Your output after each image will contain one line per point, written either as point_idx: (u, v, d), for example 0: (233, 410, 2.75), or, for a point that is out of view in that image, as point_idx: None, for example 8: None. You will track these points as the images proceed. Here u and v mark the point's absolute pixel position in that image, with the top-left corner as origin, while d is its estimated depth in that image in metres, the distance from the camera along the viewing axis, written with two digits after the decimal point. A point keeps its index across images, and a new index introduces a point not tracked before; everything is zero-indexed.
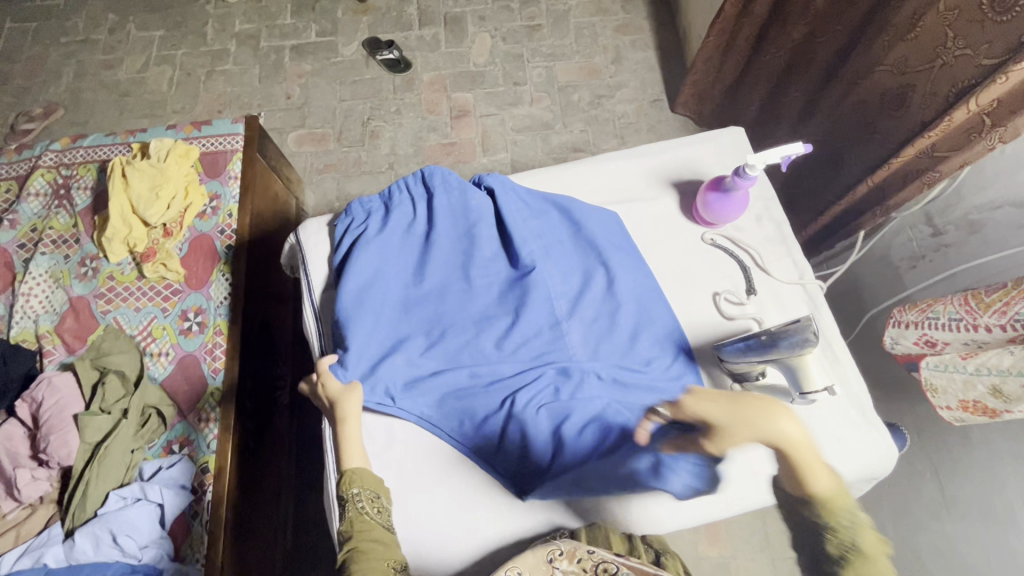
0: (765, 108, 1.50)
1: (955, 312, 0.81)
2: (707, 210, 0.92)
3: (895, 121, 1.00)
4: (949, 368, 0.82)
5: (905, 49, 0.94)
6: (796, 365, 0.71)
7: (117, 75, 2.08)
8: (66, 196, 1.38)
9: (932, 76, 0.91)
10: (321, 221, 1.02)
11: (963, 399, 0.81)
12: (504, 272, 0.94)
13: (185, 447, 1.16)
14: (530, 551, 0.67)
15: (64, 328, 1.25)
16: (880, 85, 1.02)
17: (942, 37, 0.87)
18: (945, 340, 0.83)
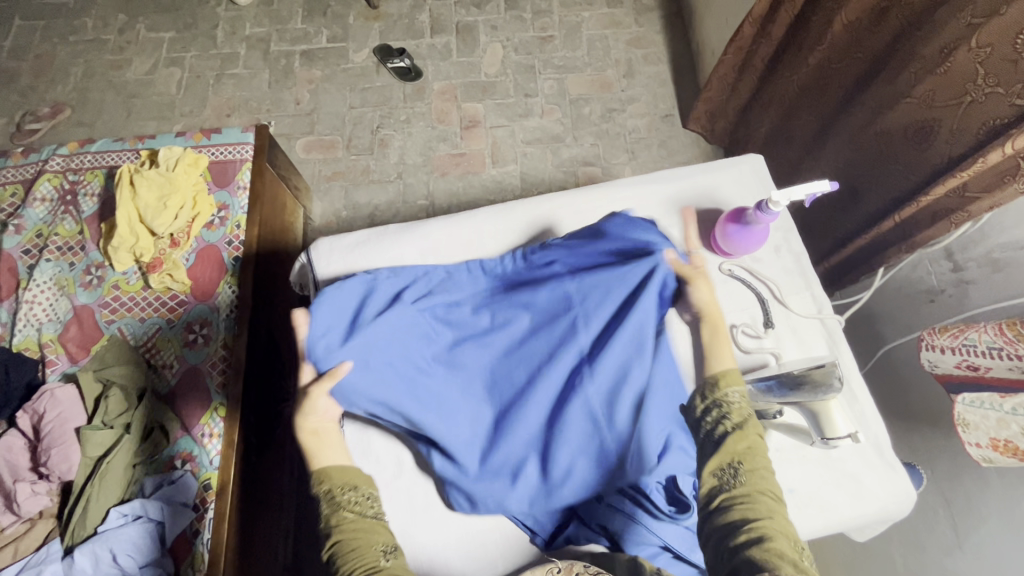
0: (775, 130, 1.49)
1: (994, 340, 0.81)
2: (727, 241, 0.90)
3: (920, 154, 0.99)
4: (983, 405, 0.81)
5: (933, 83, 0.93)
6: (819, 409, 0.75)
7: (125, 76, 2.07)
8: (73, 201, 1.37)
9: (961, 113, 0.90)
10: (333, 240, 0.98)
11: (995, 437, 0.80)
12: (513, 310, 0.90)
13: (188, 463, 1.12)
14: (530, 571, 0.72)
15: (68, 337, 1.23)
16: (905, 116, 1.01)
17: (972, 73, 0.86)
18: (987, 365, 0.82)
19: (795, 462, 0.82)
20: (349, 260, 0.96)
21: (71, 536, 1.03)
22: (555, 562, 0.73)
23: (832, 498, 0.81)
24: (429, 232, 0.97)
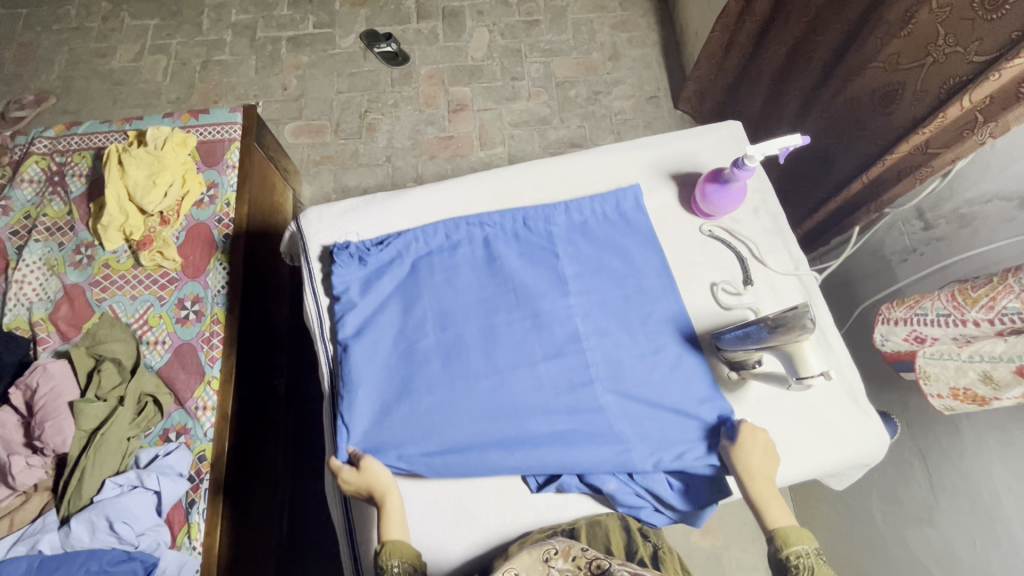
0: (766, 105, 1.51)
1: (944, 308, 0.81)
2: (717, 201, 0.92)
3: (885, 117, 1.03)
4: (943, 356, 0.81)
5: (897, 46, 0.96)
6: (794, 352, 0.71)
7: (110, 64, 2.06)
8: (60, 182, 1.37)
9: (923, 75, 0.93)
10: (322, 208, 0.98)
11: (954, 387, 0.81)
12: (521, 287, 0.89)
13: (183, 435, 1.15)
14: (526, 552, 0.67)
15: (59, 315, 1.24)
16: (870, 82, 1.04)
17: (931, 36, 0.89)
18: (935, 335, 0.83)
19: (774, 411, 0.86)
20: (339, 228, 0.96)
21: (66, 507, 1.04)
22: (552, 543, 0.68)
23: (809, 444, 0.84)
24: (416, 201, 0.97)
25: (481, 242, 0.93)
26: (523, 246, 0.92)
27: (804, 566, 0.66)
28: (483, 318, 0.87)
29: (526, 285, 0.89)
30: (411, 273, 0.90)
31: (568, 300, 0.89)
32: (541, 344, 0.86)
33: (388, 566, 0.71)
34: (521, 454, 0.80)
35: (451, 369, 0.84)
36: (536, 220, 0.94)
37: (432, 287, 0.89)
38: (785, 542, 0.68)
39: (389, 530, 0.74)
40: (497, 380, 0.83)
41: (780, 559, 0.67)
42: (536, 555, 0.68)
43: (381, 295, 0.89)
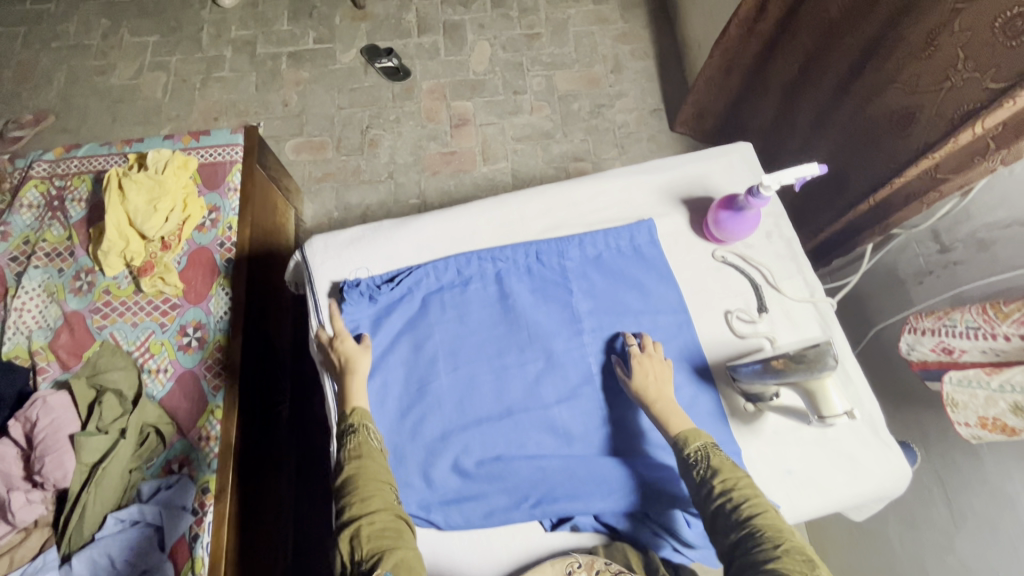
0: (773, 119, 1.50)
1: (973, 321, 0.78)
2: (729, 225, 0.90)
3: (900, 140, 1.01)
4: (971, 384, 0.78)
5: (917, 68, 0.95)
6: (814, 389, 0.69)
7: (109, 81, 2.05)
8: (60, 207, 1.35)
9: (939, 99, 0.92)
10: (327, 238, 0.95)
11: (983, 416, 0.78)
12: (532, 326, 0.89)
13: (185, 466, 1.12)
14: (551, 564, 0.76)
15: (59, 344, 1.22)
16: (889, 103, 1.02)
17: (954, 58, 0.87)
18: (963, 347, 0.80)
19: (793, 443, 0.83)
20: (344, 258, 0.94)
21: (68, 543, 1.02)
22: (575, 556, 0.76)
23: (830, 478, 0.82)
24: (423, 228, 0.95)
25: (493, 278, 0.91)
26: (536, 283, 0.91)
27: (699, 460, 0.73)
28: (494, 360, 0.87)
29: (538, 325, 0.89)
30: (422, 313, 0.90)
31: (581, 340, 0.88)
32: (554, 387, 0.86)
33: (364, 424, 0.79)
34: (537, 499, 0.81)
35: (464, 414, 0.85)
36: (550, 254, 0.92)
37: (444, 327, 0.89)
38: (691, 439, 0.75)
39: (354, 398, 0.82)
40: (510, 426, 0.84)
41: (684, 457, 0.75)
42: (559, 567, 0.76)
43: (392, 336, 0.89)
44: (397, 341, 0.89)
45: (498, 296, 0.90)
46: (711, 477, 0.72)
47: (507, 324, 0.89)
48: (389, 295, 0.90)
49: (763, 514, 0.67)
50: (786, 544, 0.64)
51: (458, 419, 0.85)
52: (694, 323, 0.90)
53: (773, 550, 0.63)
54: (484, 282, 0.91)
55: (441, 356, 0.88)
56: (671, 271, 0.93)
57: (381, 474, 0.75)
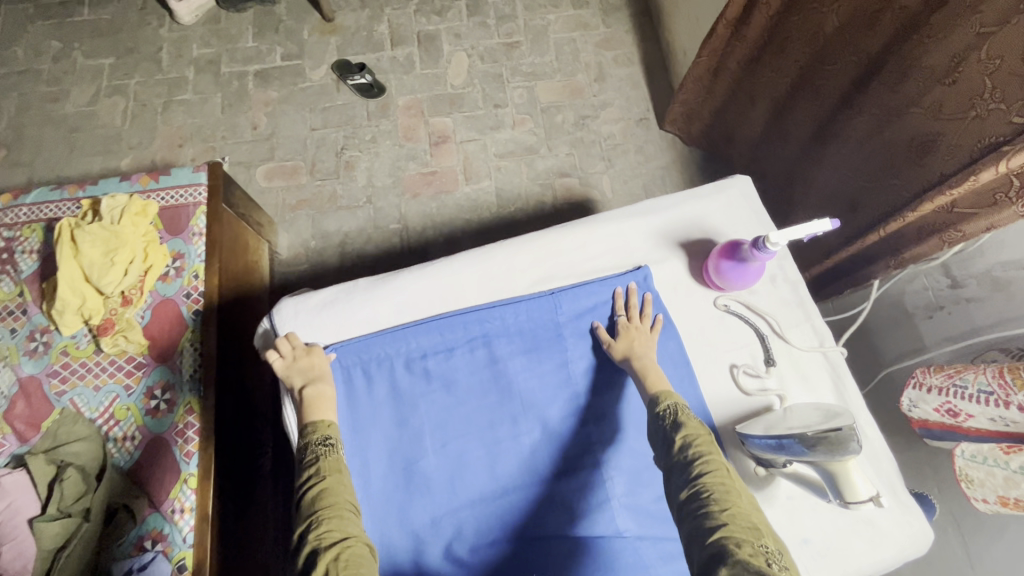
0: (766, 132, 1.44)
1: (987, 384, 0.74)
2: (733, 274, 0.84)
3: (919, 168, 0.95)
4: (987, 461, 0.75)
5: (941, 93, 0.88)
6: (836, 471, 0.64)
7: (64, 109, 1.93)
8: (9, 260, 1.25)
9: (963, 128, 0.86)
10: (298, 301, 0.87)
11: (1003, 495, 0.74)
12: (526, 394, 0.83)
13: (159, 542, 1.04)
14: None
15: (14, 414, 1.13)
16: (909, 128, 0.96)
17: (981, 87, 0.81)
18: (970, 413, 0.76)
19: (808, 510, 0.78)
20: (318, 323, 0.86)
21: None
22: None
23: (847, 545, 0.77)
24: (403, 287, 0.88)
25: (480, 341, 0.84)
26: (528, 343, 0.85)
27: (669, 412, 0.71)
28: (485, 432, 0.81)
29: (531, 391, 0.83)
30: (404, 382, 0.83)
31: (579, 405, 0.82)
32: (552, 460, 0.80)
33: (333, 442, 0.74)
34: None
35: (456, 496, 0.78)
36: (541, 311, 0.85)
37: (430, 398, 0.82)
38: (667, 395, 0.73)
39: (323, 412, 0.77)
40: (507, 507, 0.78)
41: (656, 409, 0.72)
42: None
43: (372, 411, 0.82)
44: (377, 415, 0.82)
45: (487, 362, 0.84)
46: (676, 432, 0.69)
47: (498, 391, 0.83)
48: (368, 365, 0.83)
49: (715, 471, 0.64)
50: (732, 509, 0.60)
51: (447, 500, 0.78)
52: (698, 378, 0.84)
53: (718, 514, 0.60)
54: (471, 345, 0.84)
55: (428, 431, 0.81)
56: (672, 322, 0.86)
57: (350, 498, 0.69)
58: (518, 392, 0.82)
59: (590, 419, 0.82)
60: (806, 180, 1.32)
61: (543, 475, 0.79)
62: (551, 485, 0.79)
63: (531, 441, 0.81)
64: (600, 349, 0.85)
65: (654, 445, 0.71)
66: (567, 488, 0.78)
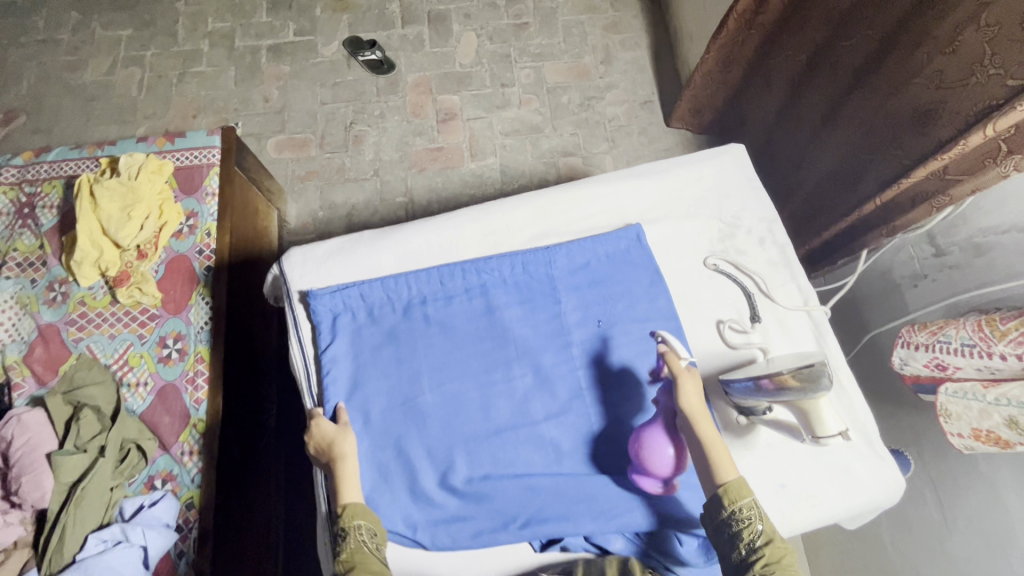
0: (783, 112, 1.38)
1: (969, 338, 0.79)
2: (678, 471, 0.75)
3: (919, 138, 0.98)
4: (966, 396, 0.80)
5: (942, 63, 0.90)
6: (807, 407, 0.69)
7: (82, 78, 1.98)
8: (31, 214, 1.30)
9: (961, 96, 0.89)
10: (306, 250, 0.92)
11: (976, 427, 0.79)
12: (521, 341, 0.87)
13: (169, 482, 1.11)
14: None
15: (34, 358, 1.18)
16: (913, 99, 0.98)
17: (980, 54, 0.84)
18: (957, 364, 0.81)
19: (785, 456, 0.82)
20: (326, 270, 0.90)
21: (48, 566, 0.99)
22: None
23: (822, 491, 0.80)
24: (406, 238, 0.92)
25: (478, 292, 0.89)
26: (523, 294, 0.89)
27: (747, 519, 0.67)
28: (479, 376, 0.85)
29: (525, 339, 0.87)
30: (404, 328, 0.87)
31: (571, 353, 0.86)
32: (542, 404, 0.84)
33: (356, 527, 0.73)
34: (525, 519, 0.78)
35: (450, 433, 0.82)
36: (537, 264, 0.90)
37: (429, 343, 0.87)
38: (737, 496, 0.68)
39: (346, 494, 0.76)
40: (500, 444, 0.82)
41: (726, 515, 0.68)
42: None
43: (372, 354, 0.86)
44: (377, 358, 0.86)
45: (484, 311, 0.88)
46: (748, 547, 0.66)
47: (495, 337, 0.87)
48: (371, 308, 0.88)
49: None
50: None
51: (441, 436, 0.82)
52: (685, 330, 0.88)
53: None
54: (468, 295, 0.89)
55: (425, 373, 0.85)
56: (662, 276, 0.90)
57: (376, 566, 0.71)
58: (513, 340, 0.87)
59: (582, 367, 0.85)
60: (810, 165, 1.30)
61: (535, 417, 0.83)
62: (542, 425, 0.83)
63: (524, 385, 0.85)
64: (594, 302, 0.89)
65: (713, 538, 0.69)
66: (557, 429, 0.83)
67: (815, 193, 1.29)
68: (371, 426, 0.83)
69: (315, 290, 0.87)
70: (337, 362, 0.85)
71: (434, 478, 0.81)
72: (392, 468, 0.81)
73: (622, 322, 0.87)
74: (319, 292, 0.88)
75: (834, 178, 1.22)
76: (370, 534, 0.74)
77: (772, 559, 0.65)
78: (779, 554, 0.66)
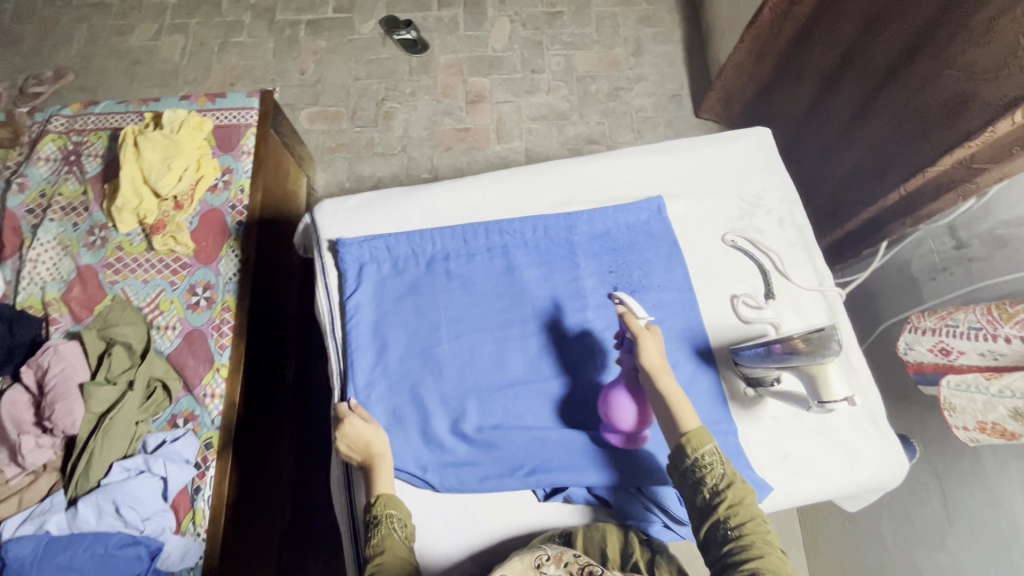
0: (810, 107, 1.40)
1: (976, 321, 0.83)
2: (640, 425, 0.78)
3: (946, 130, 0.98)
4: (969, 389, 0.82)
5: (975, 54, 0.91)
6: (815, 372, 0.71)
7: (129, 42, 2.05)
8: (76, 162, 1.37)
9: (992, 87, 0.89)
10: (338, 201, 0.96)
11: (982, 420, 0.81)
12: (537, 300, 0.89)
13: (190, 421, 1.15)
14: (516, 557, 0.64)
15: (72, 297, 1.24)
16: (944, 91, 0.98)
17: (1014, 46, 0.85)
18: (961, 349, 0.85)
19: (790, 430, 0.84)
20: (355, 221, 0.94)
21: (74, 488, 1.05)
22: (543, 548, 0.65)
23: (823, 465, 0.82)
24: (432, 197, 0.95)
25: (499, 251, 0.92)
26: (543, 256, 0.91)
27: (709, 464, 0.69)
28: (495, 331, 0.88)
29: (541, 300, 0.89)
30: (426, 281, 0.91)
31: (585, 315, 0.88)
32: (554, 361, 0.86)
33: (388, 516, 0.73)
34: (531, 467, 0.81)
35: (464, 383, 0.85)
36: (558, 229, 0.92)
37: (449, 297, 0.90)
38: (700, 444, 0.70)
39: (380, 484, 0.76)
40: (511, 395, 0.85)
41: (691, 460, 0.70)
42: (527, 562, 0.64)
43: (394, 303, 0.90)
44: (398, 307, 0.89)
45: (503, 270, 0.91)
46: (711, 488, 0.68)
47: (513, 295, 0.90)
48: (396, 260, 0.92)
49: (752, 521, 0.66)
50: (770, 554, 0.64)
51: (455, 385, 0.85)
52: (698, 302, 0.90)
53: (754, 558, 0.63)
54: (489, 254, 0.91)
55: (443, 324, 0.88)
56: (680, 249, 0.92)
57: (405, 557, 0.71)
58: (529, 299, 0.89)
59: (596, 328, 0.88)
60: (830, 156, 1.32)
61: (546, 372, 0.86)
62: (553, 381, 0.85)
63: (537, 342, 0.87)
64: (611, 269, 0.91)
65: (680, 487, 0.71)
66: (567, 386, 0.85)
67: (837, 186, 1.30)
68: (389, 370, 0.86)
69: (344, 240, 0.91)
70: (360, 308, 0.89)
71: (446, 422, 0.84)
72: (406, 411, 0.84)
73: (637, 288, 0.90)
74: (347, 241, 0.91)
75: (858, 171, 1.22)
76: (401, 526, 0.73)
77: (734, 499, 0.67)
78: (740, 496, 0.68)
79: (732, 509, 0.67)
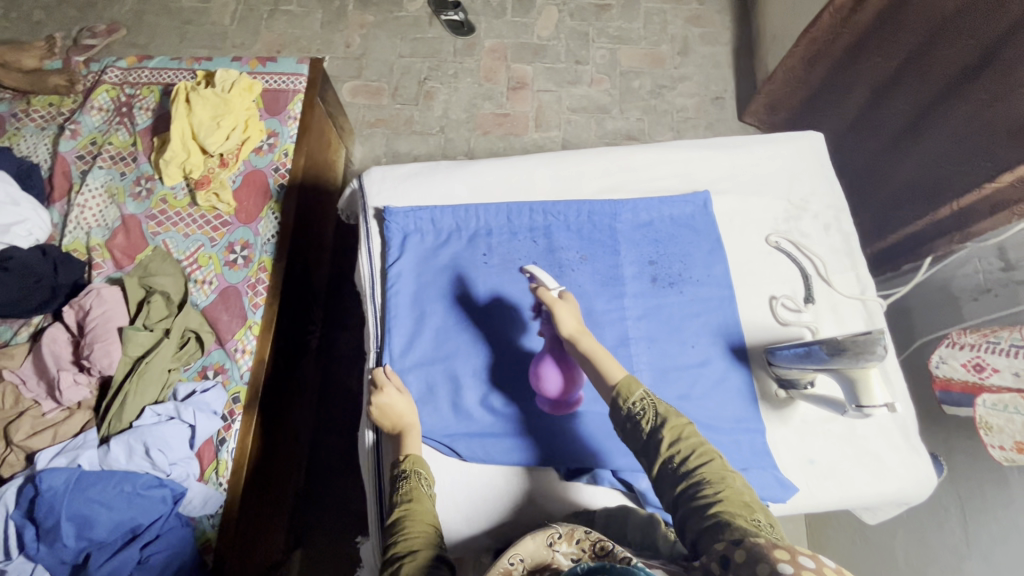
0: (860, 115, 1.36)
1: (1019, 340, 0.85)
2: (566, 392, 0.81)
3: (1009, 149, 0.97)
4: (1008, 409, 0.83)
5: None
6: (857, 375, 0.71)
7: (181, 2, 2.08)
8: (128, 113, 1.40)
9: None
10: (387, 170, 0.97)
11: (1020, 440, 0.81)
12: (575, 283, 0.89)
13: (220, 374, 1.17)
14: (529, 535, 0.64)
15: (115, 244, 1.27)
16: (1011, 110, 0.97)
17: None
18: (996, 367, 0.86)
19: (819, 435, 0.83)
20: (402, 191, 0.95)
21: (107, 427, 1.08)
22: (556, 526, 0.66)
23: (850, 474, 0.81)
24: (478, 173, 0.96)
25: (542, 232, 0.92)
26: (585, 241, 0.91)
27: (643, 407, 0.70)
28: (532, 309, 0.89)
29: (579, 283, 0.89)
30: (467, 254, 0.91)
31: (623, 302, 0.88)
32: None
33: (416, 472, 0.74)
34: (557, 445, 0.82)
35: (497, 358, 0.86)
36: (602, 215, 0.93)
37: (488, 272, 0.90)
38: (628, 393, 0.71)
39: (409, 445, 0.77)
40: None
41: (627, 408, 0.70)
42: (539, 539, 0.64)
43: (434, 273, 0.91)
44: (438, 277, 0.91)
45: (544, 250, 0.91)
46: (653, 426, 0.69)
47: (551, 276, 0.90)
48: (439, 233, 0.93)
49: (706, 457, 0.65)
50: (726, 490, 0.62)
51: (487, 358, 0.86)
52: (737, 300, 0.90)
53: (711, 495, 0.61)
54: (531, 234, 0.92)
55: (481, 298, 0.89)
56: (722, 245, 0.92)
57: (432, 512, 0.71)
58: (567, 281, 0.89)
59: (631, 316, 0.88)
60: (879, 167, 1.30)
61: None
62: None
63: None
64: (652, 260, 0.91)
65: (625, 438, 0.71)
66: None
67: (886, 199, 1.29)
68: (425, 339, 0.88)
69: (392, 208, 0.93)
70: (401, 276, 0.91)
71: (476, 394, 0.85)
72: (438, 379, 0.85)
73: (677, 281, 0.90)
74: (394, 209, 0.93)
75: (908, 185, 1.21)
76: (428, 485, 0.74)
77: (675, 433, 0.67)
78: (680, 431, 0.68)
79: (676, 449, 0.66)
